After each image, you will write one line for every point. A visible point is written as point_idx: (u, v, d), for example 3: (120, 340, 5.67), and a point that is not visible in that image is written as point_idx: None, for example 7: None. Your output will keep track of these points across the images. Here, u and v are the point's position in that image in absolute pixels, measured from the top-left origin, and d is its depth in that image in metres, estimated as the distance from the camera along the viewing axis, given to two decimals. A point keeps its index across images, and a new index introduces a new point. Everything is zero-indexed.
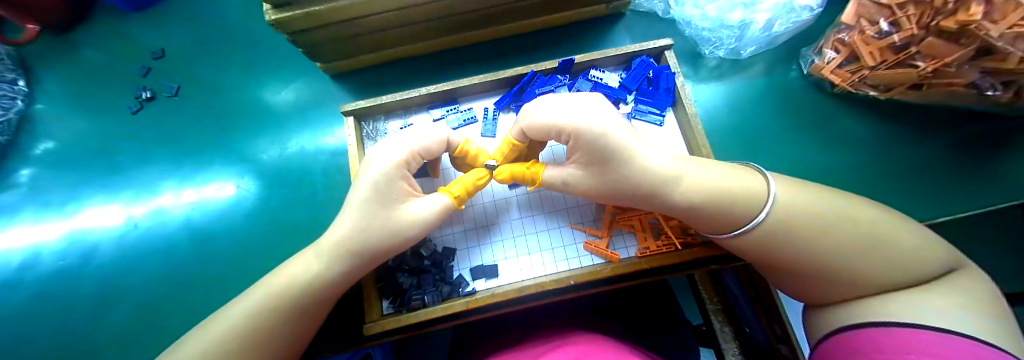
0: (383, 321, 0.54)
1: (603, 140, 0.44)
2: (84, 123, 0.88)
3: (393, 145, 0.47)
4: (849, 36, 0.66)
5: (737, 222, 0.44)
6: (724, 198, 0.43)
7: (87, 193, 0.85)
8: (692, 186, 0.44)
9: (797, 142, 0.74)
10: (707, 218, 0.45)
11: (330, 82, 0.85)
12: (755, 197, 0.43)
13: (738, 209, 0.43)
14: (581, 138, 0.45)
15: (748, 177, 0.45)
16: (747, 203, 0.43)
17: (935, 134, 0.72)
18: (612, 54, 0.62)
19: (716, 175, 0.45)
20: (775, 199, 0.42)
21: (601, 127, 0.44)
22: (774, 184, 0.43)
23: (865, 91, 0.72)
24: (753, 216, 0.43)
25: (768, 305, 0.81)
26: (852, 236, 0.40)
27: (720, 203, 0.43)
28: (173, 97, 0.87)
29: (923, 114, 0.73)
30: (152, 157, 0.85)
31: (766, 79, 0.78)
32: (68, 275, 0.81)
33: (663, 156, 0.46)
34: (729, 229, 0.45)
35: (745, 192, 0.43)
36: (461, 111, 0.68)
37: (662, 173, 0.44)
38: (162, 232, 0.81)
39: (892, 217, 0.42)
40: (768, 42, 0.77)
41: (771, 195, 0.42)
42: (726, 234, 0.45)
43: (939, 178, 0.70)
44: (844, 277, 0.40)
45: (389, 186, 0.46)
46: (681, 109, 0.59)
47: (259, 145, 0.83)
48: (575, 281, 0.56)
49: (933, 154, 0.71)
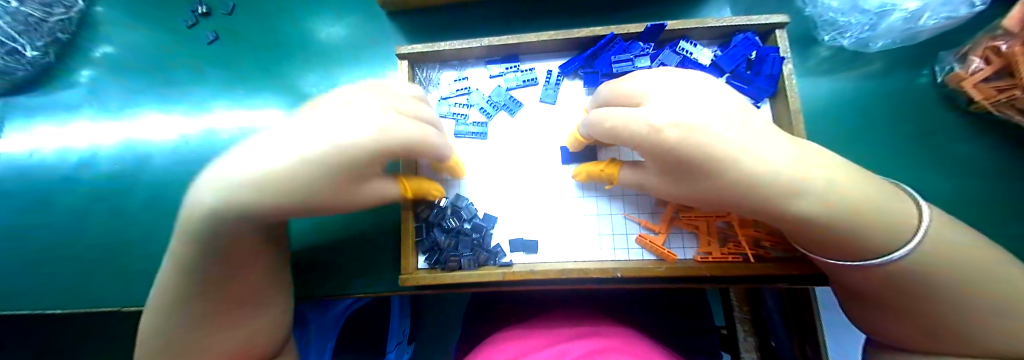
0: (419, 276, 0.52)
1: (665, 138, 0.35)
2: (144, 33, 0.86)
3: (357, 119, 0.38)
4: (1009, 46, 0.53)
5: (861, 251, 0.35)
6: (857, 222, 0.34)
7: (144, 102, 0.85)
8: (822, 201, 0.33)
9: (893, 165, 0.66)
10: (825, 242, 0.36)
11: (386, 21, 0.80)
12: (899, 230, 0.34)
13: (871, 239, 0.34)
14: (643, 136, 0.38)
15: (886, 196, 0.35)
16: (887, 231, 0.34)
17: None
18: (710, 26, 0.52)
19: (859, 193, 0.34)
20: (926, 234, 0.34)
21: (663, 122, 0.36)
22: (930, 219, 0.34)
23: (1008, 114, 0.59)
24: (887, 250, 0.34)
25: (804, 329, 0.71)
26: (986, 282, 0.32)
27: (844, 226, 0.34)
28: (229, 16, 0.83)
29: None
30: (207, 76, 0.84)
31: (884, 80, 0.69)
32: (119, 179, 0.82)
33: (787, 155, 0.33)
34: (853, 259, 0.37)
35: (890, 222, 0.34)
36: (521, 71, 0.61)
37: (785, 179, 0.32)
38: (209, 153, 0.81)
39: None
40: (907, 38, 0.64)
41: (921, 230, 0.34)
42: (846, 262, 0.37)
43: None
44: (966, 332, 0.33)
45: (353, 161, 0.37)
46: (781, 101, 0.51)
47: (310, 77, 0.81)
48: (622, 274, 0.50)
49: None
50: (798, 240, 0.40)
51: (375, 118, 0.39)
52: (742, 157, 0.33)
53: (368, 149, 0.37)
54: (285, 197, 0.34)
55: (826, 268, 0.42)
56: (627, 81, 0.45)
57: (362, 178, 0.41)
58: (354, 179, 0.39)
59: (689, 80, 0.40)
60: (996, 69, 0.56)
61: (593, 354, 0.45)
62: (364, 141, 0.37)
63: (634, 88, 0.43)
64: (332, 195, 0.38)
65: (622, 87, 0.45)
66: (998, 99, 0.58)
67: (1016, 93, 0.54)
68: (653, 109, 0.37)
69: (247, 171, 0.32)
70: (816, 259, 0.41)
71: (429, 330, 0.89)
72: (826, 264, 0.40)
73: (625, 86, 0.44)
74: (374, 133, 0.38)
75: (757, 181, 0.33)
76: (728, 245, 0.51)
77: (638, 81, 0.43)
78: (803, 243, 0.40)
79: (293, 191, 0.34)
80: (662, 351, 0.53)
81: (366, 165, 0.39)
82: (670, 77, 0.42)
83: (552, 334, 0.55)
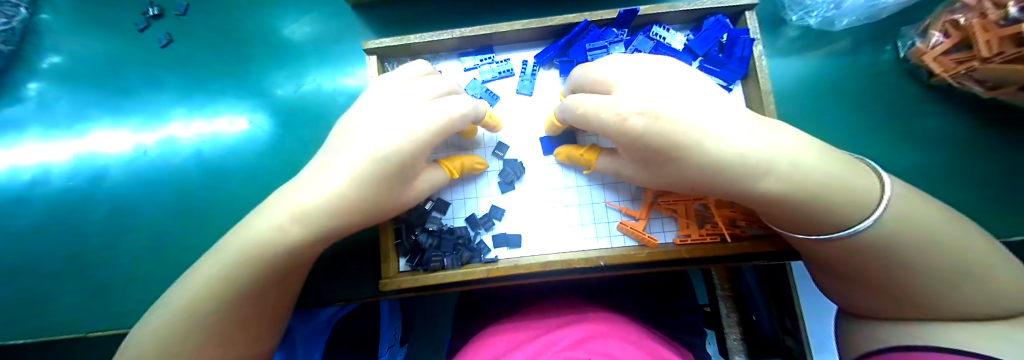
0: (399, 279, 0.51)
1: (632, 126, 0.36)
2: (91, 40, 0.80)
3: (399, 125, 0.40)
4: (966, 19, 0.55)
5: (825, 227, 0.36)
6: (825, 194, 0.34)
7: (97, 114, 0.80)
8: (790, 178, 0.33)
9: (860, 139, 0.68)
10: (795, 217, 0.36)
11: (351, 16, 0.77)
12: (862, 205, 0.34)
13: (834, 215, 0.35)
14: (612, 124, 0.38)
15: (852, 173, 0.35)
16: (854, 204, 0.35)
17: (1007, 144, 0.66)
18: (682, 10, 0.52)
19: (826, 170, 0.34)
20: (888, 208, 0.34)
21: (630, 110, 0.36)
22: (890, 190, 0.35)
23: (966, 84, 0.62)
24: (859, 219, 0.35)
25: (785, 305, 0.77)
26: (944, 251, 0.34)
27: (810, 201, 0.34)
28: (183, 18, 0.79)
29: (1002, 119, 0.66)
30: (164, 83, 0.80)
31: (850, 57, 0.70)
32: (77, 196, 0.78)
33: (755, 132, 0.33)
34: (822, 232, 0.37)
35: (853, 197, 0.35)
36: (496, 63, 0.59)
37: (754, 160, 0.32)
38: (171, 162, 0.78)
39: (984, 234, 0.36)
40: (870, 15, 0.66)
41: (882, 204, 0.34)
42: (818, 236, 0.38)
43: (1002, 191, 0.65)
44: (918, 295, 0.34)
45: (399, 163, 0.39)
46: (752, 82, 0.51)
47: (275, 79, 0.77)
48: (605, 262, 0.51)
49: (999, 166, 0.66)
50: (770, 218, 0.40)
51: (426, 108, 0.41)
52: (711, 139, 0.32)
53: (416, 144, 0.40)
54: (333, 220, 0.38)
55: (796, 242, 0.43)
56: (597, 66, 0.44)
57: (411, 176, 0.43)
58: (405, 177, 0.42)
59: (657, 65, 0.40)
60: (955, 42, 0.58)
61: (580, 343, 0.45)
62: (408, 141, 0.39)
63: (603, 75, 0.42)
64: (389, 196, 0.41)
65: (592, 73, 0.44)
66: (957, 71, 0.60)
67: (973, 65, 0.57)
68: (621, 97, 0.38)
69: (318, 198, 0.37)
70: (788, 235, 0.42)
71: (420, 329, 0.89)
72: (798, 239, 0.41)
73: (595, 72, 0.44)
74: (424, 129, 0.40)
75: (727, 162, 0.32)
76: (705, 226, 0.52)
77: (607, 67, 0.43)
78: (773, 221, 0.40)
79: (353, 205, 0.38)
80: (645, 332, 0.54)
81: (414, 160, 0.41)
82: (640, 62, 0.41)
83: (539, 326, 0.55)
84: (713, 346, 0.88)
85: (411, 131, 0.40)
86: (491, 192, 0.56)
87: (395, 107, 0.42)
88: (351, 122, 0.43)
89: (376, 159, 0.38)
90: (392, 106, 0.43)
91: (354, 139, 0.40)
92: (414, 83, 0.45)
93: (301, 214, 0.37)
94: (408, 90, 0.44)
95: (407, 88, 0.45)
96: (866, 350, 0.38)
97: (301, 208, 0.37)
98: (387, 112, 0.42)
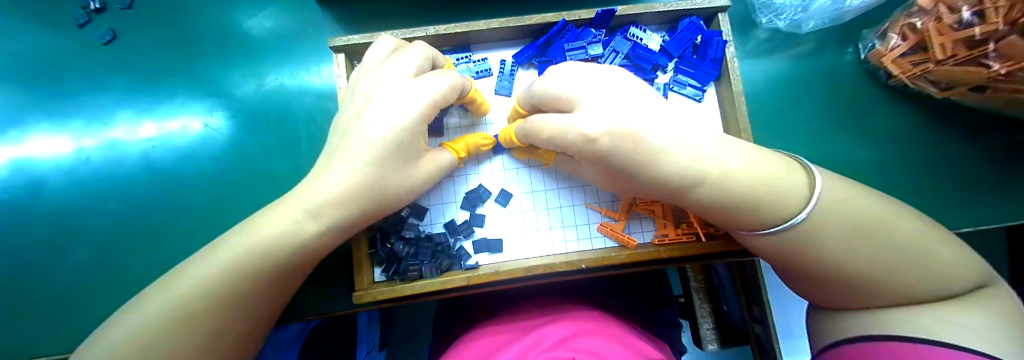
0: (376, 291, 0.49)
1: (600, 145, 0.35)
2: (21, 36, 0.72)
3: (390, 102, 0.39)
4: (923, 22, 0.57)
5: (758, 223, 0.38)
6: (758, 194, 0.37)
7: (32, 118, 0.73)
8: (723, 181, 0.36)
9: (824, 138, 0.71)
10: (732, 213, 0.38)
11: (315, 9, 0.73)
12: (789, 202, 0.37)
13: (765, 211, 0.37)
14: (578, 145, 0.36)
15: (789, 176, 0.38)
16: (782, 200, 0.37)
17: (958, 142, 0.70)
18: (658, 10, 0.51)
19: (750, 171, 0.37)
20: (818, 200, 0.36)
21: (596, 131, 0.35)
22: (818, 180, 0.37)
23: (922, 85, 0.65)
24: (789, 215, 0.37)
25: (753, 295, 0.79)
26: (901, 251, 0.35)
27: (749, 198, 0.37)
28: (128, 12, 0.72)
29: (953, 118, 0.70)
30: (108, 82, 0.73)
31: (815, 59, 0.73)
32: (12, 208, 0.71)
33: (693, 137, 0.37)
34: (760, 226, 0.39)
35: (786, 197, 0.37)
36: (473, 61, 0.57)
37: (693, 171, 0.36)
38: (119, 169, 0.72)
39: (940, 235, 0.37)
40: (834, 19, 0.69)
41: (811, 201, 0.36)
42: (755, 232, 0.39)
43: (952, 185, 0.69)
44: (862, 284, 0.35)
45: (401, 144, 0.40)
46: (725, 84, 0.52)
47: (233, 77, 0.72)
48: (587, 265, 0.50)
49: (950, 162, 0.70)
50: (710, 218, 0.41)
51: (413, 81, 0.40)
52: (666, 154, 0.35)
53: (415, 126, 0.40)
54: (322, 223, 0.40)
55: (737, 237, 0.44)
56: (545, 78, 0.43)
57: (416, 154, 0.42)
58: (410, 158, 0.42)
59: (608, 79, 0.40)
60: (912, 45, 0.60)
61: (565, 341, 0.44)
62: (407, 124, 0.39)
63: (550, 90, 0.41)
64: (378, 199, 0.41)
65: (546, 86, 0.42)
66: (913, 73, 0.63)
67: (928, 67, 0.60)
68: (582, 116, 0.36)
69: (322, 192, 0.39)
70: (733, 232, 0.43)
71: (401, 333, 0.88)
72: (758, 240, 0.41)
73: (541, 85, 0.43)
74: (423, 105, 0.39)
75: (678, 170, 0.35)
76: (682, 226, 0.52)
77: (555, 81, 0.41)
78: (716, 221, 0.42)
79: (351, 200, 0.40)
80: (627, 328, 0.54)
81: (410, 148, 0.41)
82: (589, 72, 0.41)
83: (521, 327, 0.54)
84: (688, 336, 0.94)
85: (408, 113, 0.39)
86: (458, 199, 0.55)
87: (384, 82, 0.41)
88: (355, 106, 0.43)
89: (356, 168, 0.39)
90: (384, 82, 0.41)
91: (360, 121, 0.40)
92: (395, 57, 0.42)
93: (310, 209, 0.40)
94: (387, 67, 0.42)
95: (388, 65, 0.42)
96: (825, 341, 0.40)
97: (305, 202, 0.40)
98: (377, 93, 0.41)
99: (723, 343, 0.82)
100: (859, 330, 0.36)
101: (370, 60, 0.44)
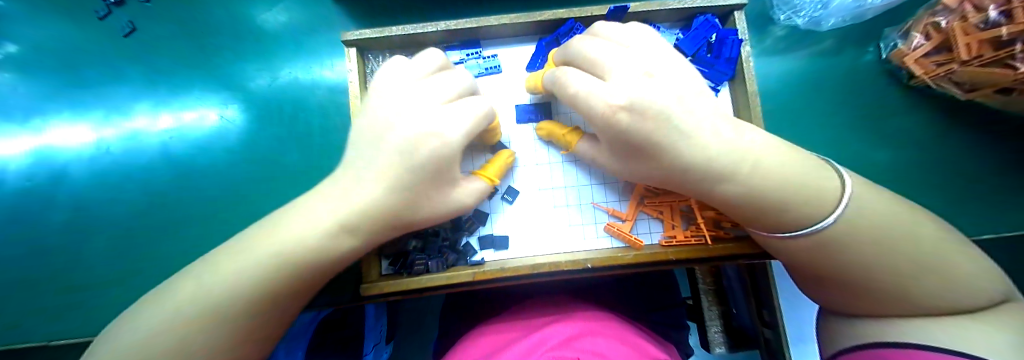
0: (383, 283, 0.49)
1: (619, 121, 0.35)
2: (44, 26, 0.74)
3: (425, 126, 0.34)
4: (947, 21, 0.56)
5: (787, 224, 0.37)
6: (795, 198, 0.36)
7: (55, 108, 0.75)
8: (760, 183, 0.35)
9: (841, 140, 0.69)
10: (764, 216, 0.37)
11: (328, 5, 0.73)
12: (821, 205, 0.36)
13: (788, 211, 0.36)
14: (598, 116, 0.36)
15: (819, 177, 0.37)
16: (813, 204, 0.36)
17: (982, 147, 0.67)
18: (673, 8, 0.51)
19: (788, 184, 0.35)
20: (848, 203, 0.35)
21: (618, 103, 0.35)
22: (849, 182, 0.36)
23: (946, 86, 0.63)
24: (821, 216, 0.36)
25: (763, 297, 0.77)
26: (914, 256, 0.34)
27: (785, 198, 0.36)
28: (147, 5, 0.74)
29: (978, 123, 0.68)
30: (127, 74, 0.75)
31: (834, 58, 0.71)
32: (36, 195, 0.73)
33: (719, 122, 0.36)
34: (789, 228, 0.37)
35: (809, 198, 0.36)
36: (483, 58, 0.57)
37: (728, 164, 0.35)
38: (137, 159, 0.74)
39: (961, 242, 0.36)
40: (855, 17, 0.68)
41: (842, 203, 0.35)
42: (784, 233, 0.38)
43: (974, 192, 0.67)
44: (886, 291, 0.34)
45: (433, 166, 0.35)
46: (740, 84, 0.51)
47: (247, 71, 0.73)
48: (593, 264, 0.50)
49: (973, 167, 0.67)
50: (743, 221, 0.40)
51: (446, 112, 0.35)
52: (689, 138, 0.35)
53: (452, 149, 0.35)
54: None
55: (759, 240, 0.43)
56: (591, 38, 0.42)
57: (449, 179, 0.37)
58: (436, 183, 0.36)
59: (651, 50, 0.39)
60: (936, 44, 0.58)
61: (569, 341, 0.44)
62: (440, 146, 0.34)
63: (613, 35, 0.42)
64: None
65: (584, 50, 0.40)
66: (937, 74, 0.61)
67: (952, 68, 0.58)
68: (607, 88, 0.36)
69: None
70: (755, 233, 0.42)
71: (406, 328, 0.89)
72: (770, 241, 0.41)
73: (605, 30, 0.43)
74: (463, 131, 0.35)
75: (704, 164, 0.35)
76: (690, 227, 0.51)
77: (596, 44, 0.40)
78: (750, 224, 0.40)
79: None
80: (631, 328, 0.53)
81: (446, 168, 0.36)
82: (634, 36, 0.41)
83: (526, 325, 0.54)
84: (695, 337, 0.94)
85: (444, 133, 0.34)
86: None
87: (416, 110, 0.35)
88: (376, 119, 0.36)
89: (393, 184, 0.35)
90: (412, 101, 0.36)
91: (387, 137, 0.35)
92: (435, 79, 0.38)
93: None
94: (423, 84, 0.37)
95: (427, 83, 0.37)
96: (837, 346, 0.40)
97: None
98: (409, 112, 0.35)
99: (732, 347, 0.80)
100: (873, 335, 0.35)
101: (402, 73, 0.38)
